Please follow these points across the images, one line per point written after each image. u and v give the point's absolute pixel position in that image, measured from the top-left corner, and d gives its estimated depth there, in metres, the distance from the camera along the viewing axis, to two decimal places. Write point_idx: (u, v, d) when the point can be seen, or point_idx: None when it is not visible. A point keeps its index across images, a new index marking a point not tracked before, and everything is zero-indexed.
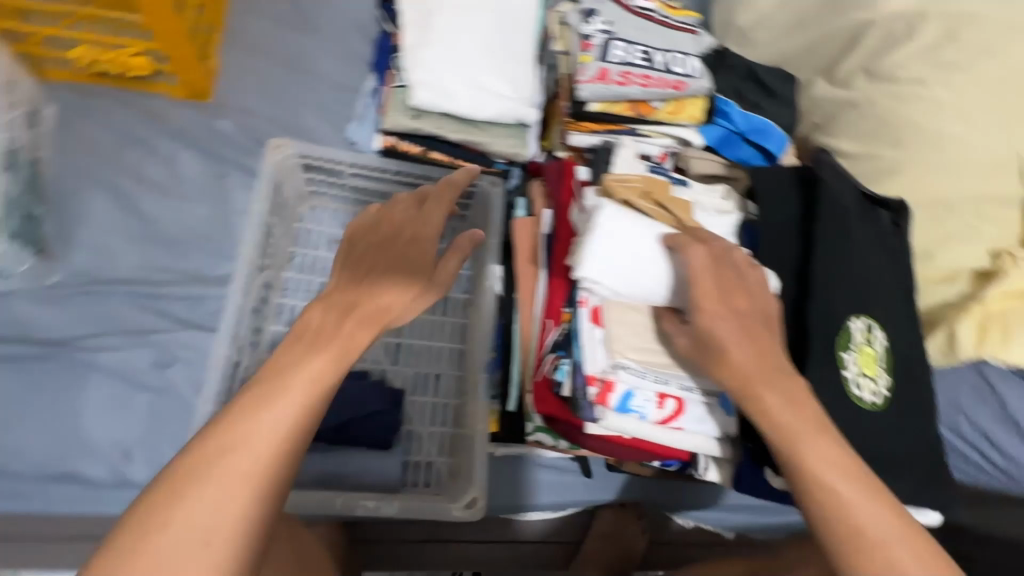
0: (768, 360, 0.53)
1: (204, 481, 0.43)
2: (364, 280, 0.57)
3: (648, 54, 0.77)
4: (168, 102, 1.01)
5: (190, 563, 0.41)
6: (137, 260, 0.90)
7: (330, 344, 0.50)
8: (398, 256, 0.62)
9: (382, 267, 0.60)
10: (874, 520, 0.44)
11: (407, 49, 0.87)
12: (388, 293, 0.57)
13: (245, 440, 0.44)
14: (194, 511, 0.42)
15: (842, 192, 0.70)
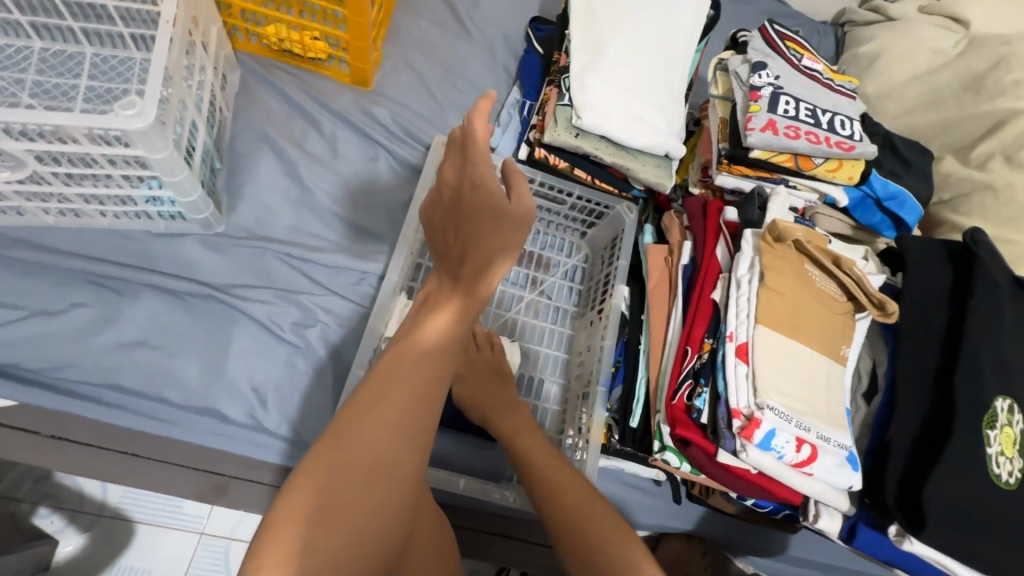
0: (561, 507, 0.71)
1: (365, 424, 0.47)
2: (461, 252, 0.60)
3: (814, 113, 0.81)
4: (334, 85, 1.11)
5: (371, 490, 0.46)
6: (292, 223, 0.98)
7: (447, 309, 0.57)
8: (481, 213, 0.60)
9: (461, 232, 0.60)
10: None
11: (575, 72, 0.93)
12: (480, 256, 0.59)
13: (394, 384, 0.49)
14: (368, 446, 0.46)
15: (998, 275, 0.72)
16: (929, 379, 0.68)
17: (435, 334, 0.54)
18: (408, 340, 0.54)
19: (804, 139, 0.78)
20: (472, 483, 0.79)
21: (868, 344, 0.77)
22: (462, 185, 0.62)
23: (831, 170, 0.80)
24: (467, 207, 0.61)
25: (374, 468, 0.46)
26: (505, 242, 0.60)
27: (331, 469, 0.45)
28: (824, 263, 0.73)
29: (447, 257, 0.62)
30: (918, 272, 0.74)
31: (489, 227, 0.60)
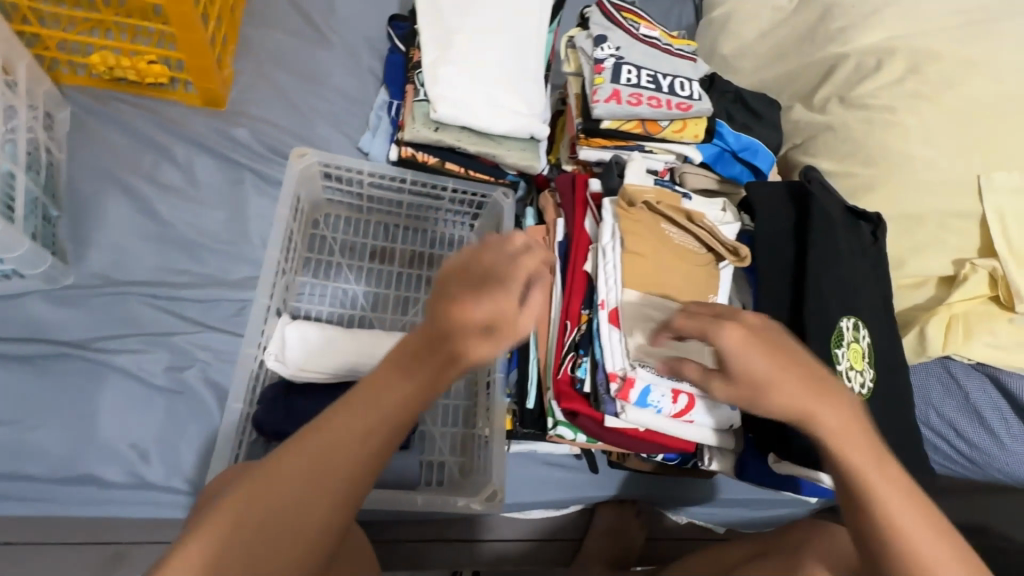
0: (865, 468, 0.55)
1: (296, 469, 0.46)
2: (450, 330, 0.47)
3: (656, 79, 0.85)
4: (184, 109, 1.04)
5: (285, 542, 0.45)
6: (153, 260, 0.91)
7: (408, 383, 0.48)
8: (491, 315, 0.47)
9: (469, 305, 0.46)
10: (925, 545, 0.53)
11: (428, 66, 0.92)
12: (473, 347, 0.47)
13: (332, 441, 0.47)
14: (289, 492, 0.46)
15: (830, 205, 0.78)
16: (784, 313, 0.73)
17: (381, 399, 0.48)
18: (354, 405, 0.48)
19: (647, 105, 0.81)
20: (378, 495, 0.75)
21: (735, 288, 0.81)
22: (490, 289, 0.47)
23: (677, 131, 0.84)
24: (489, 295, 0.47)
25: (293, 520, 0.45)
26: (497, 339, 0.47)
27: (252, 502, 0.46)
28: (679, 220, 0.75)
29: (435, 331, 0.47)
30: (764, 212, 0.79)
31: (486, 337, 0.47)
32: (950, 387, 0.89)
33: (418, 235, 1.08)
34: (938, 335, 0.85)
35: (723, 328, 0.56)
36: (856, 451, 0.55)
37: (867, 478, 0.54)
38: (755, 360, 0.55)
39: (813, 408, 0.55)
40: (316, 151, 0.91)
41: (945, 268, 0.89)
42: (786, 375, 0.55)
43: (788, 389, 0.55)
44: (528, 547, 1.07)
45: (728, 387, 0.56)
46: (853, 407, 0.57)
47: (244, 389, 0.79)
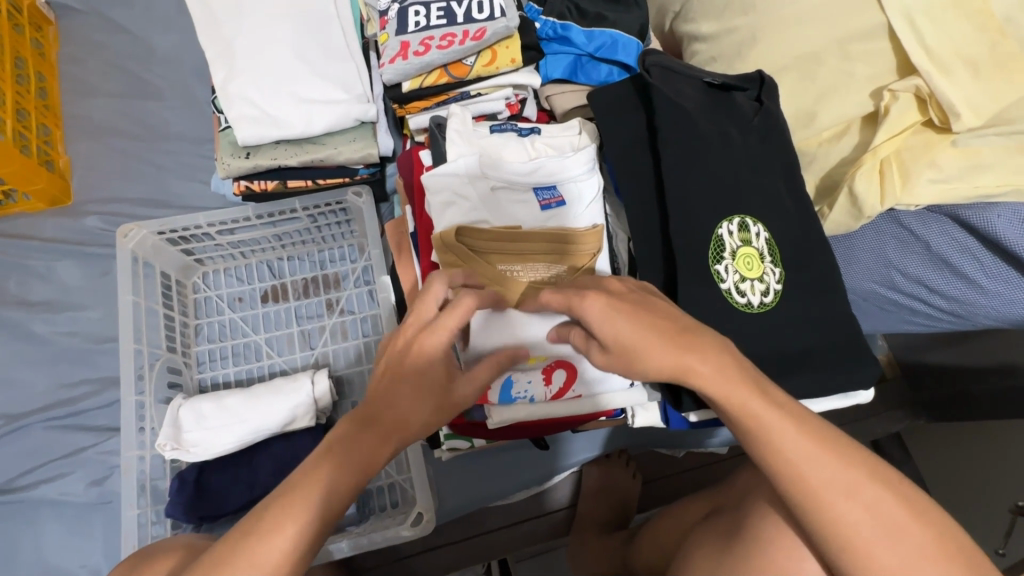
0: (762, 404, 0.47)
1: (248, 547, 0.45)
2: (384, 400, 0.52)
3: (447, 9, 0.71)
4: (32, 217, 1.00)
5: None
6: (45, 381, 0.89)
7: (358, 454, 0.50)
8: (415, 378, 0.52)
9: (398, 379, 0.52)
10: (828, 478, 0.46)
11: (218, 88, 0.82)
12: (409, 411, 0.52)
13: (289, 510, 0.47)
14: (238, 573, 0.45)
15: (678, 92, 0.64)
16: (654, 239, 0.61)
17: (319, 486, 0.48)
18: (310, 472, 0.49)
19: (438, 49, 0.68)
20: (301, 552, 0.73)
21: (616, 219, 0.72)
22: (413, 339, 0.53)
23: (488, 64, 0.71)
24: (421, 352, 0.52)
25: None
26: (428, 406, 0.53)
27: None
28: (511, 252, 0.67)
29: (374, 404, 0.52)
30: (609, 124, 0.66)
31: (423, 405, 0.53)
32: (907, 240, 0.75)
33: (308, 262, 1.01)
34: (872, 187, 0.70)
35: (587, 301, 0.50)
36: (747, 399, 0.47)
37: (762, 427, 0.47)
38: (622, 325, 0.49)
39: (690, 364, 0.48)
40: (146, 222, 0.87)
41: (864, 104, 0.73)
42: (653, 336, 0.48)
43: (660, 349, 0.48)
44: (523, 528, 1.04)
45: (606, 356, 0.51)
46: (729, 350, 0.49)
47: (140, 492, 0.77)
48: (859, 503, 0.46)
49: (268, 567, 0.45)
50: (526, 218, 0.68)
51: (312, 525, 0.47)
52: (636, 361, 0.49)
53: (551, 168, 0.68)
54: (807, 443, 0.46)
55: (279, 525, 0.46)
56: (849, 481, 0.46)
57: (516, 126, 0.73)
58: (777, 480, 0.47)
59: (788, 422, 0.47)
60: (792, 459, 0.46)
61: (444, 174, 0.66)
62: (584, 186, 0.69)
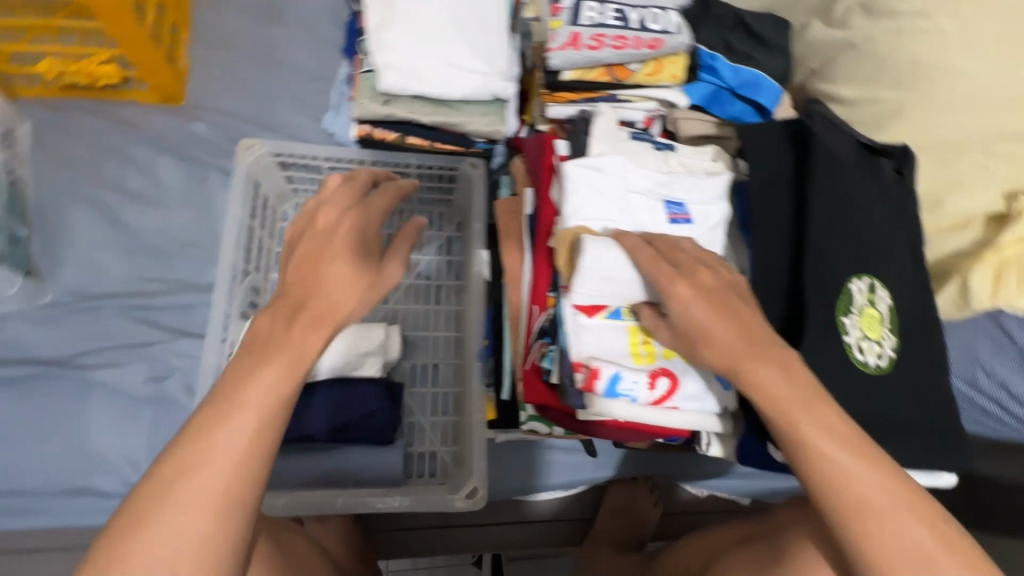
0: (813, 408, 0.48)
1: (208, 454, 0.46)
2: (316, 283, 0.55)
3: (622, 12, 0.72)
4: (141, 109, 1.00)
5: (194, 525, 0.45)
6: (125, 270, 0.90)
7: (283, 358, 0.50)
8: (336, 247, 0.57)
9: (330, 260, 0.56)
10: (872, 494, 0.45)
11: (370, 31, 0.83)
12: (337, 279, 0.55)
13: (205, 428, 0.47)
14: (202, 479, 0.46)
15: (835, 145, 0.66)
16: (780, 278, 0.62)
17: (279, 365, 0.50)
18: (229, 386, 0.49)
19: (613, 47, 0.70)
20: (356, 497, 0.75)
21: (734, 251, 0.71)
22: (338, 218, 0.60)
23: (652, 75, 0.73)
24: (343, 224, 0.59)
25: (210, 500, 0.45)
26: (357, 280, 0.56)
27: (169, 495, 0.45)
28: None
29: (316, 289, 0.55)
30: (756, 160, 0.67)
31: (346, 279, 0.56)
32: (1000, 341, 0.77)
33: (396, 217, 1.00)
34: (986, 285, 0.72)
35: (676, 288, 0.54)
36: (794, 406, 0.48)
37: (800, 432, 0.48)
38: (700, 312, 0.52)
39: (747, 364, 0.50)
40: (267, 140, 0.87)
41: (994, 204, 0.76)
42: (720, 326, 0.51)
43: (723, 344, 0.51)
44: (533, 529, 1.04)
45: (674, 337, 0.56)
46: (785, 363, 0.49)
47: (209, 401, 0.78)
48: (896, 531, 0.45)
49: (222, 463, 0.46)
50: (655, 226, 0.67)
51: (217, 446, 0.46)
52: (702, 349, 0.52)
53: (686, 185, 0.69)
54: (857, 461, 0.46)
55: (217, 439, 0.47)
56: (884, 503, 0.45)
57: (656, 138, 0.75)
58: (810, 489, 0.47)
59: (835, 437, 0.47)
60: (832, 477, 0.46)
61: (588, 163, 0.66)
62: (713, 212, 0.69)
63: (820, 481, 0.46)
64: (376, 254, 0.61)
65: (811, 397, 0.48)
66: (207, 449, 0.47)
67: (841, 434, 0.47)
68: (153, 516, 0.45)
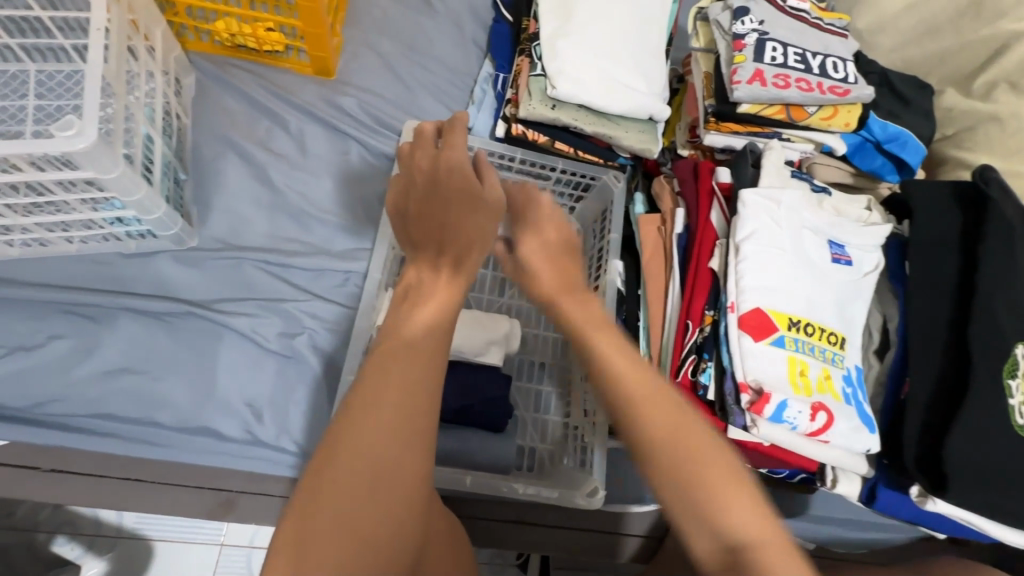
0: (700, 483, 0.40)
1: (387, 380, 0.42)
2: (442, 235, 0.51)
3: (802, 56, 0.76)
4: (296, 78, 1.06)
5: (392, 453, 0.41)
6: (269, 227, 0.95)
7: (435, 294, 0.49)
8: (447, 191, 0.52)
9: (433, 208, 0.52)
10: None
11: (545, 39, 0.87)
12: (465, 222, 0.51)
13: (388, 360, 0.44)
14: (386, 410, 0.41)
15: (1010, 211, 0.68)
16: (939, 333, 0.65)
17: (415, 332, 0.46)
18: (393, 332, 0.47)
19: (798, 88, 0.73)
20: (477, 481, 0.78)
21: (879, 299, 0.74)
22: (439, 158, 0.54)
23: (825, 118, 0.76)
24: (444, 160, 0.54)
25: (402, 425, 0.41)
26: (481, 221, 0.52)
27: (351, 437, 0.40)
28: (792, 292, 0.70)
29: (438, 246, 0.51)
30: (923, 217, 0.71)
31: (469, 217, 0.52)
32: None
33: None
34: None
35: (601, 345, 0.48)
36: (726, 488, 0.40)
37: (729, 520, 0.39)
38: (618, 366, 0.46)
39: (696, 449, 0.42)
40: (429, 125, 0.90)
41: None
42: (643, 388, 0.45)
43: (656, 415, 0.43)
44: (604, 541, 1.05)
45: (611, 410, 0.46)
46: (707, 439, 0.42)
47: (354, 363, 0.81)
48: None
49: (401, 386, 0.42)
50: (820, 262, 0.70)
51: (400, 371, 0.43)
52: (622, 413, 0.44)
53: (848, 230, 0.72)
54: None
55: (388, 366, 0.43)
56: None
57: (813, 181, 0.78)
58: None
59: (750, 529, 0.39)
60: (763, 561, 0.37)
61: (765, 192, 0.70)
62: (867, 261, 0.73)
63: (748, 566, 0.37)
64: (465, 176, 0.53)
65: (705, 482, 0.40)
66: (368, 440, 0.40)
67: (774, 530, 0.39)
68: (345, 452, 0.40)
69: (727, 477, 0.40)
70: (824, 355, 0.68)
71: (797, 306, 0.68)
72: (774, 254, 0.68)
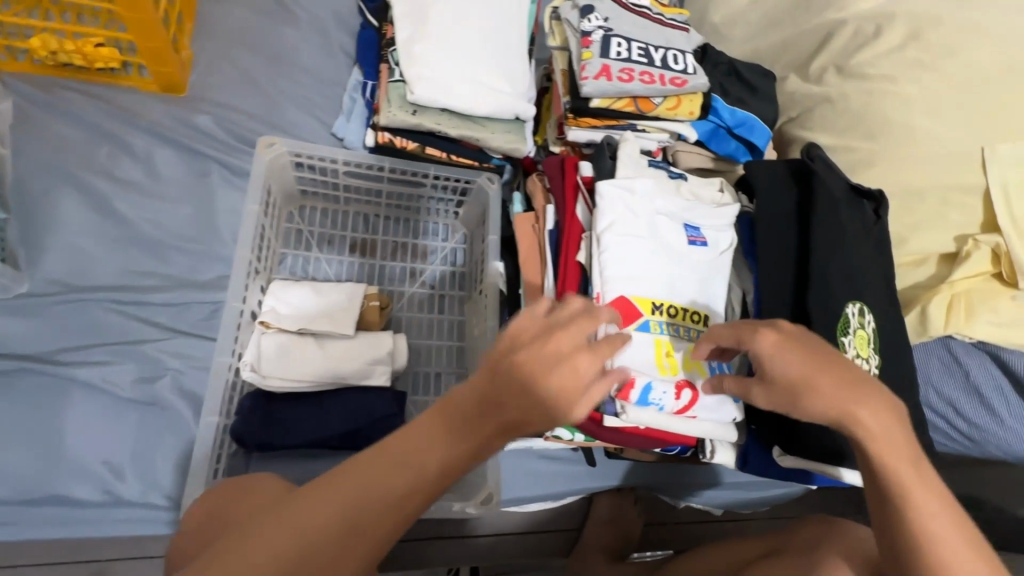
0: (906, 449, 0.50)
1: (356, 488, 0.45)
2: (501, 396, 0.46)
3: (646, 51, 0.79)
4: (140, 96, 0.96)
5: (318, 551, 0.43)
6: (117, 263, 0.85)
7: (454, 450, 0.46)
8: (536, 365, 0.46)
9: (515, 380, 0.46)
10: (964, 571, 0.47)
11: (401, 44, 0.85)
12: (532, 410, 0.45)
13: (376, 476, 0.46)
14: (337, 512, 0.44)
15: (834, 184, 0.74)
16: (784, 300, 0.70)
17: (417, 470, 0.46)
18: (401, 455, 0.46)
19: (641, 81, 0.76)
20: None
21: (736, 273, 0.79)
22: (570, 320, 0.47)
23: (671, 109, 0.79)
24: (573, 325, 0.47)
25: (340, 535, 0.44)
26: (544, 410, 0.46)
27: (302, 512, 0.45)
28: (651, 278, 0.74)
29: (489, 404, 0.46)
30: (763, 193, 0.76)
31: (542, 412, 0.45)
32: (950, 366, 0.87)
33: (400, 226, 1.02)
34: (940, 314, 0.83)
35: (759, 335, 0.52)
36: (904, 469, 0.49)
37: (908, 496, 0.49)
38: (786, 364, 0.50)
39: (856, 412, 0.49)
40: (287, 139, 0.85)
41: (946, 245, 0.86)
42: (823, 378, 0.50)
43: (827, 397, 0.49)
44: (529, 539, 1.07)
45: (766, 391, 0.52)
46: (895, 407, 0.50)
47: (220, 402, 0.72)
48: (966, 563, 0.47)
49: (365, 504, 0.45)
50: (676, 246, 0.73)
51: (377, 494, 0.45)
52: (795, 398, 0.50)
53: (702, 212, 0.76)
54: (943, 524, 0.48)
55: (369, 481, 0.45)
56: (977, 559, 0.47)
57: (670, 168, 0.81)
58: (904, 557, 0.49)
59: (935, 501, 0.49)
60: (920, 517, 0.48)
61: (620, 183, 0.72)
62: (722, 239, 0.76)
63: (929, 529, 0.48)
64: (569, 363, 0.46)
65: (909, 454, 0.50)
66: (314, 526, 0.44)
67: (942, 505, 0.49)
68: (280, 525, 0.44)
69: (904, 443, 0.50)
70: (690, 335, 0.70)
71: (659, 291, 0.71)
72: (633, 241, 0.71)
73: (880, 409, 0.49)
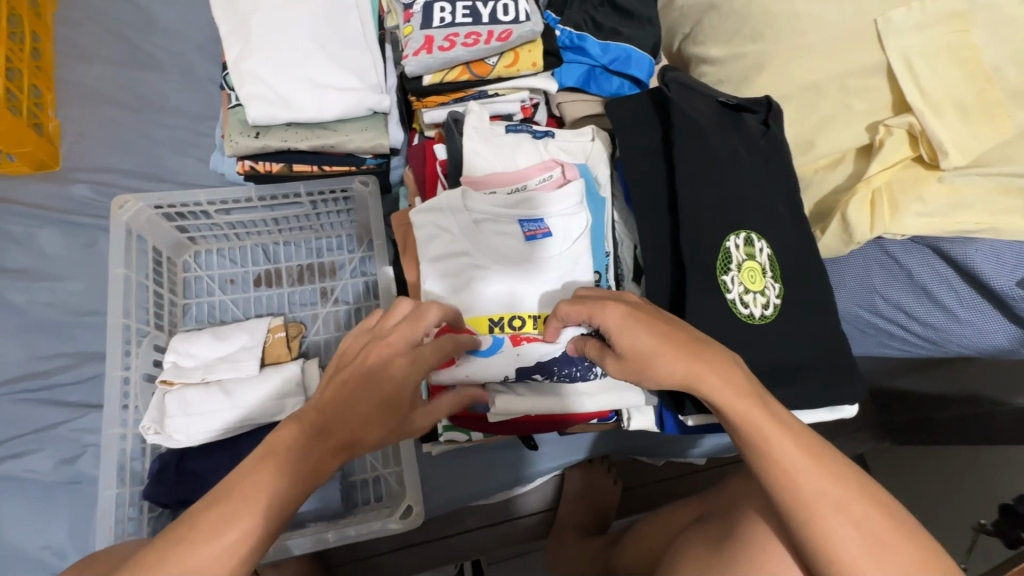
0: (751, 391, 0.52)
1: (212, 528, 0.43)
2: (344, 410, 0.51)
3: (472, 9, 0.74)
4: (14, 181, 0.96)
5: None
6: (20, 352, 0.86)
7: (305, 466, 0.48)
8: (376, 379, 0.53)
9: (350, 391, 0.52)
10: (821, 492, 0.50)
11: (231, 65, 0.81)
12: (374, 410, 0.52)
13: (228, 513, 0.44)
14: (200, 560, 0.42)
15: (694, 110, 0.69)
16: (662, 247, 0.65)
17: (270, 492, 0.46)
18: (250, 483, 0.46)
19: (464, 46, 0.72)
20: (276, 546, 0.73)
21: (624, 226, 0.74)
22: (383, 343, 0.54)
23: (510, 66, 0.76)
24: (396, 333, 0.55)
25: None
26: (384, 410, 0.53)
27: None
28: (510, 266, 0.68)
29: (330, 421, 0.50)
30: (627, 134, 0.69)
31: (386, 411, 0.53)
32: (891, 267, 0.78)
33: (301, 249, 0.99)
34: (864, 215, 0.73)
35: (607, 309, 0.54)
36: (757, 417, 0.51)
37: (765, 440, 0.51)
38: (637, 334, 0.53)
39: (702, 374, 0.52)
40: (143, 194, 0.86)
41: (859, 137, 0.77)
42: (668, 347, 0.52)
43: (674, 359, 0.52)
44: (517, 524, 1.05)
45: (621, 364, 0.55)
46: (737, 364, 0.53)
47: (120, 473, 0.75)
48: (824, 488, 0.50)
49: (227, 540, 0.43)
50: (510, 251, 0.66)
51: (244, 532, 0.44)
52: (645, 366, 0.53)
53: (534, 200, 0.67)
54: (805, 457, 0.50)
55: (227, 524, 0.44)
56: (843, 500, 0.50)
57: (532, 127, 0.75)
58: (782, 506, 0.51)
59: (790, 438, 0.51)
60: (778, 456, 0.50)
61: (428, 207, 0.67)
62: (563, 228, 0.67)
63: (787, 466, 0.50)
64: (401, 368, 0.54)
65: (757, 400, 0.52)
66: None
67: (801, 438, 0.51)
68: None
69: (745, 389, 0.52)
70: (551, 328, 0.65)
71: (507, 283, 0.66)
72: (459, 258, 0.66)
73: (718, 367, 0.52)
